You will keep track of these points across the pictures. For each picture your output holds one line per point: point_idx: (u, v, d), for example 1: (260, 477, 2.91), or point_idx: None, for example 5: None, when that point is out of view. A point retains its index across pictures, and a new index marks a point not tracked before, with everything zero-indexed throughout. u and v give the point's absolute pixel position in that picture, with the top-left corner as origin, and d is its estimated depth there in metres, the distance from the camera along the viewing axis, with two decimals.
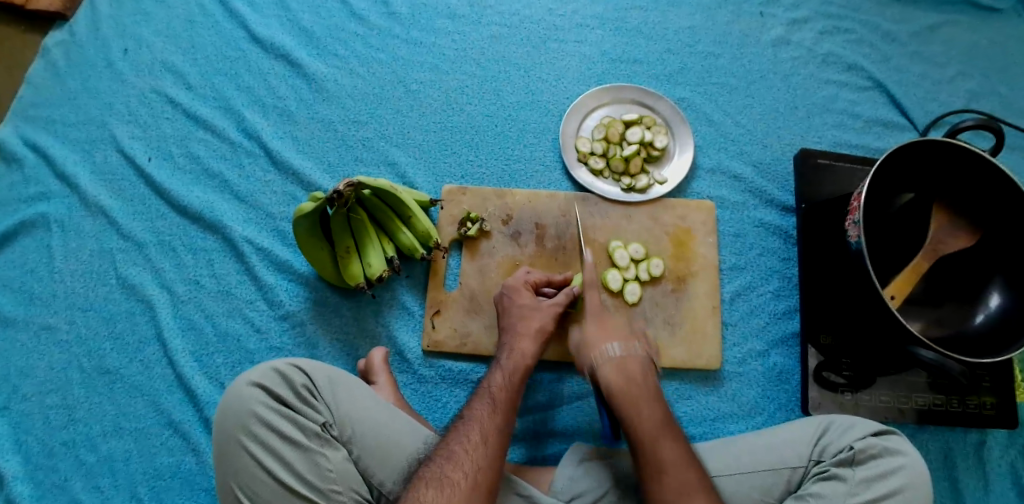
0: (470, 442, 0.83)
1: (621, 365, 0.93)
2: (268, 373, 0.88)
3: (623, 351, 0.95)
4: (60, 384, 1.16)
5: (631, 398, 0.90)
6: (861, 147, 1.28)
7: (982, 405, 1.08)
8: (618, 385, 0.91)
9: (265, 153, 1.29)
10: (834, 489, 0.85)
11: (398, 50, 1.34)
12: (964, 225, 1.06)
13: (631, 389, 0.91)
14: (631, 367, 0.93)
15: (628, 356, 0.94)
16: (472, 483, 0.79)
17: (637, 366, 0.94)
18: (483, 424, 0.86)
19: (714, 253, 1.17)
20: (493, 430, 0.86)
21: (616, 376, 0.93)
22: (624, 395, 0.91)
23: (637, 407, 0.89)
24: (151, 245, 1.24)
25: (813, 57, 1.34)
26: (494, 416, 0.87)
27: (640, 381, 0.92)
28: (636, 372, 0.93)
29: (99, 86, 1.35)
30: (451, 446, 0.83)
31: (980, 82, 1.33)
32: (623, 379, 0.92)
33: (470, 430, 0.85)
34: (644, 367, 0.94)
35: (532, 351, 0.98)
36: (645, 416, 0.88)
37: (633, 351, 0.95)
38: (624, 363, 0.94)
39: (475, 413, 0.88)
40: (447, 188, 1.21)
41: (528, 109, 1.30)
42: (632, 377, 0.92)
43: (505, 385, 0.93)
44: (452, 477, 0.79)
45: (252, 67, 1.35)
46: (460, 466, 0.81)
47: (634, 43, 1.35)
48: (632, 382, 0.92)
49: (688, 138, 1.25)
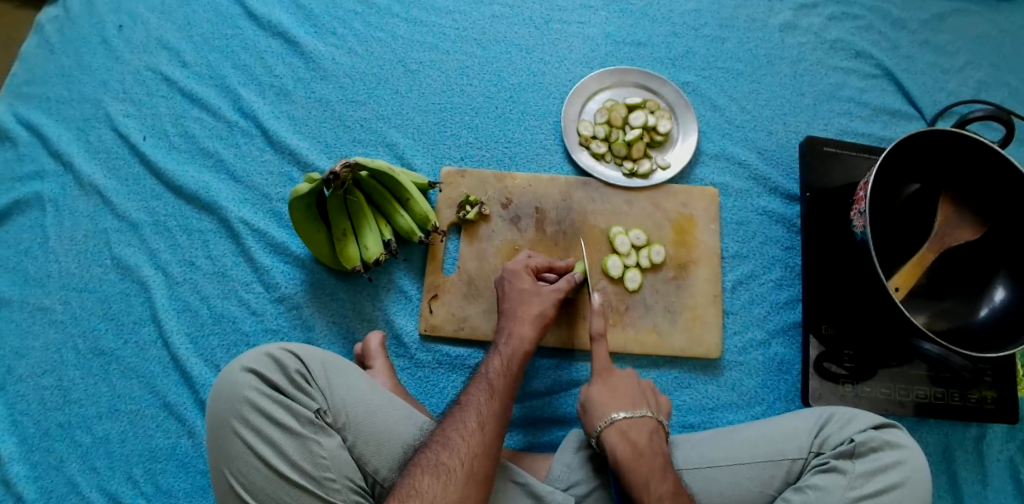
0: (466, 428, 0.82)
1: (626, 434, 0.87)
2: (262, 359, 0.88)
3: (628, 415, 0.88)
4: (55, 365, 1.15)
5: (638, 471, 0.83)
6: (868, 136, 1.26)
7: (983, 399, 1.07)
8: (624, 456, 0.84)
9: (262, 132, 1.26)
10: (834, 482, 0.84)
11: (397, 29, 1.32)
12: (971, 216, 1.04)
13: (638, 459, 0.84)
14: (637, 436, 0.87)
15: (632, 422, 0.88)
16: (468, 470, 0.78)
17: (643, 436, 0.87)
18: (480, 410, 0.85)
19: (716, 240, 1.15)
20: (490, 416, 0.84)
21: (621, 445, 0.85)
22: (629, 468, 0.83)
23: (646, 483, 0.82)
24: (146, 226, 1.22)
25: (821, 43, 1.31)
26: (491, 401, 0.86)
27: (649, 450, 0.85)
28: (642, 442, 0.86)
29: (94, 63, 1.33)
30: (447, 432, 0.82)
31: (989, 72, 1.30)
32: (630, 447, 0.85)
33: (467, 416, 0.84)
34: (652, 435, 0.88)
35: (530, 336, 0.97)
36: (653, 497, 0.81)
37: (639, 417, 0.88)
38: (628, 429, 0.87)
39: (472, 399, 0.87)
40: (447, 170, 1.19)
41: (530, 91, 1.28)
42: (638, 446, 0.85)
43: (502, 371, 0.91)
44: (448, 464, 0.78)
45: (249, 45, 1.33)
46: (456, 452, 0.80)
47: (638, 25, 1.32)
48: (639, 454, 0.85)
49: (692, 123, 1.22)
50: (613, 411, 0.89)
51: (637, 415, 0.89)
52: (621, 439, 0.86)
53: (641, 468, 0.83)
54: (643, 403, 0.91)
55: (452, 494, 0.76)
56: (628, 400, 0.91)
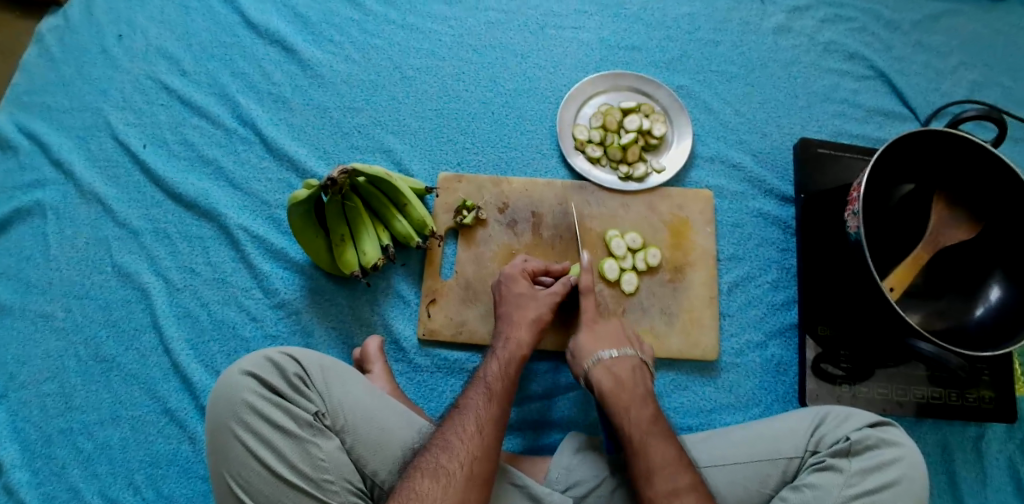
0: (465, 432, 0.83)
1: (610, 367, 0.95)
2: (261, 363, 0.88)
3: (614, 354, 0.96)
4: (56, 372, 1.16)
5: (620, 401, 0.90)
6: (862, 138, 1.26)
7: (980, 398, 1.07)
8: (607, 388, 0.92)
9: (260, 140, 1.27)
10: (831, 480, 0.84)
11: (394, 36, 1.33)
12: (965, 217, 1.05)
13: (621, 391, 0.91)
14: (620, 371, 0.94)
15: (616, 359, 0.96)
16: (467, 473, 0.79)
17: (626, 370, 0.94)
18: (478, 413, 0.86)
19: (712, 243, 1.16)
20: (489, 420, 0.85)
21: (606, 379, 0.93)
22: (612, 395, 0.91)
23: (626, 410, 0.89)
24: (146, 233, 1.23)
25: (815, 45, 1.32)
26: (490, 405, 0.87)
27: (630, 383, 0.93)
28: (626, 377, 0.94)
29: (94, 72, 1.34)
30: (446, 436, 0.83)
31: (983, 72, 1.31)
32: (613, 380, 0.93)
33: (466, 420, 0.85)
34: (635, 371, 0.95)
35: (528, 340, 0.98)
36: (632, 419, 0.88)
37: (623, 355, 0.96)
38: (612, 366, 0.95)
39: (471, 402, 0.88)
40: (444, 176, 1.20)
41: (526, 96, 1.28)
42: (621, 379, 0.93)
43: (501, 375, 0.92)
44: (448, 467, 0.79)
45: (247, 53, 1.34)
46: (456, 455, 0.80)
47: (633, 29, 1.33)
48: (622, 387, 0.92)
49: (687, 127, 1.23)
50: (599, 351, 0.97)
51: (622, 354, 0.97)
52: (607, 373, 0.94)
53: (623, 397, 0.91)
54: (627, 344, 0.99)
55: (451, 497, 0.77)
56: (614, 341, 0.99)
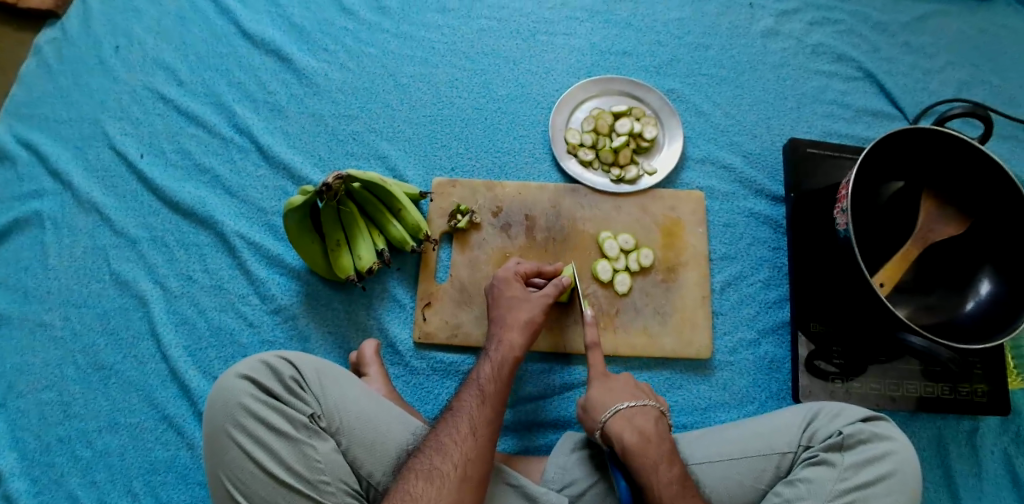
0: (459, 433, 0.84)
1: (632, 421, 0.92)
2: (257, 366, 0.89)
3: (632, 405, 0.94)
4: (55, 380, 1.17)
5: (647, 456, 0.87)
6: (851, 137, 1.28)
7: (974, 392, 1.08)
8: (632, 443, 0.89)
9: (256, 148, 1.29)
10: (824, 475, 0.85)
11: (388, 44, 1.35)
12: (955, 213, 1.06)
13: (647, 446, 0.89)
14: (643, 424, 0.92)
15: (637, 411, 0.93)
16: (461, 474, 0.80)
17: (648, 422, 0.92)
18: (472, 416, 0.86)
19: (704, 243, 1.17)
20: (483, 422, 0.86)
21: (629, 433, 0.90)
22: (637, 453, 0.88)
23: (655, 467, 0.86)
24: (144, 241, 1.25)
25: (803, 48, 1.34)
26: (483, 407, 0.87)
27: (655, 437, 0.90)
28: (649, 430, 0.91)
29: (92, 84, 1.36)
30: (440, 438, 0.84)
31: (970, 71, 1.33)
32: (637, 434, 0.90)
33: (459, 422, 0.85)
34: (657, 423, 0.93)
35: (521, 342, 0.98)
36: (659, 482, 0.85)
37: (641, 406, 0.94)
38: (634, 418, 0.92)
39: (464, 405, 0.88)
40: (438, 180, 1.22)
41: (518, 101, 1.30)
42: (645, 433, 0.90)
43: (494, 377, 0.92)
44: (442, 469, 0.80)
45: (243, 63, 1.36)
46: (450, 456, 0.81)
47: (623, 35, 1.35)
48: (647, 440, 0.89)
49: (677, 129, 1.25)
50: (617, 403, 0.95)
51: (641, 405, 0.95)
52: (629, 429, 0.91)
53: (649, 457, 0.87)
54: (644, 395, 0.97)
55: (445, 498, 0.78)
56: (629, 392, 0.97)
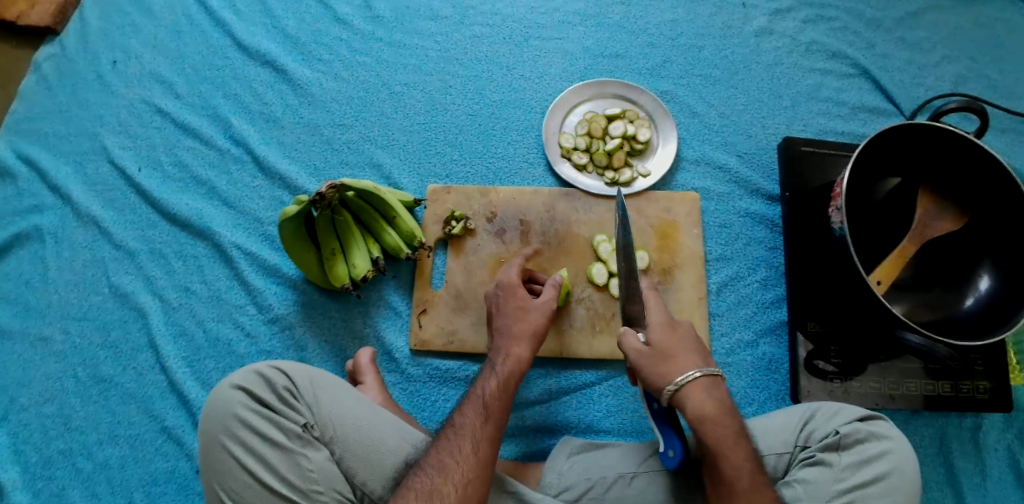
0: (461, 453, 0.83)
1: (708, 391, 0.84)
2: (250, 376, 0.90)
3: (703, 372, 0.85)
4: (56, 394, 1.17)
5: (724, 431, 0.82)
6: (847, 135, 1.27)
7: (976, 389, 1.07)
8: (710, 416, 0.82)
9: (252, 159, 1.29)
10: (821, 475, 0.85)
11: (381, 53, 1.35)
12: (952, 209, 1.05)
13: (724, 420, 0.83)
14: (717, 395, 0.85)
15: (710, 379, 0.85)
16: (462, 495, 0.80)
17: (721, 393, 0.85)
18: (475, 434, 0.85)
19: (700, 244, 1.17)
20: (485, 441, 0.85)
21: (705, 403, 0.83)
22: (714, 425, 0.82)
23: (733, 444, 0.82)
24: (142, 253, 1.25)
25: (797, 46, 1.33)
26: (486, 425, 0.86)
27: (728, 408, 0.84)
28: (723, 400, 0.85)
29: (90, 99, 1.37)
30: (441, 457, 0.83)
31: (967, 65, 1.32)
32: (714, 407, 0.83)
33: (462, 441, 0.85)
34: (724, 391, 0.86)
35: (526, 355, 0.97)
36: (737, 462, 0.81)
37: (716, 375, 0.85)
38: (709, 389, 0.84)
39: (466, 421, 0.87)
40: (432, 187, 1.22)
41: (511, 107, 1.30)
42: (720, 405, 0.84)
43: (498, 391, 0.91)
44: (443, 490, 0.80)
45: (239, 75, 1.36)
46: (451, 478, 0.81)
47: (615, 37, 1.35)
48: (722, 414, 0.83)
49: (671, 131, 1.24)
50: (689, 370, 0.85)
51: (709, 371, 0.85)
52: (704, 400, 0.83)
53: (724, 433, 0.82)
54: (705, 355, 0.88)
55: None
56: (699, 353, 0.87)
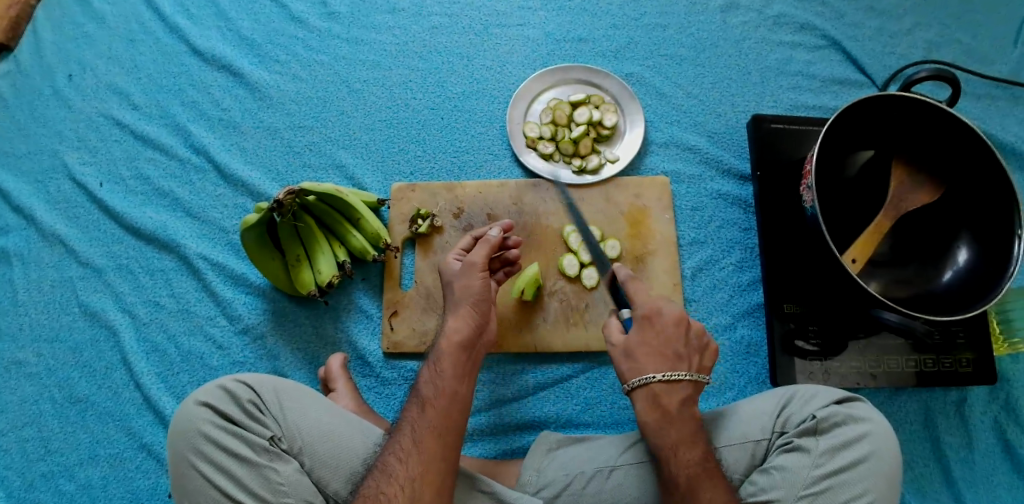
0: (402, 450, 0.82)
1: (659, 397, 0.86)
2: (214, 391, 0.88)
3: (661, 378, 0.86)
4: (34, 417, 1.16)
5: (667, 438, 0.84)
6: (818, 108, 1.24)
7: (958, 362, 1.05)
8: (653, 421, 0.85)
9: (214, 167, 1.27)
10: (798, 462, 0.83)
11: (339, 50, 1.32)
12: (926, 179, 1.02)
13: (668, 427, 0.85)
14: (668, 402, 0.86)
15: (665, 386, 0.86)
16: (410, 493, 0.79)
17: (674, 400, 0.86)
18: (413, 427, 0.84)
19: (671, 229, 1.15)
20: (425, 431, 0.83)
21: (646, 406, 0.86)
22: (658, 434, 0.85)
23: (675, 449, 0.84)
24: (109, 270, 1.23)
25: (764, 20, 1.30)
26: (423, 415, 0.85)
27: (678, 416, 0.85)
28: (671, 407, 0.86)
29: (47, 114, 1.33)
30: (385, 458, 0.82)
31: (939, 31, 1.28)
32: (659, 414, 0.85)
33: (401, 438, 0.84)
34: (685, 398, 0.87)
35: (460, 327, 0.93)
36: (678, 468, 0.83)
37: (674, 380, 0.86)
38: (660, 395, 0.86)
39: (408, 417, 0.86)
40: (397, 186, 1.20)
41: (474, 98, 1.28)
42: (666, 412, 0.85)
43: (432, 378, 0.89)
44: (389, 491, 0.79)
45: (196, 81, 1.33)
46: (395, 478, 0.80)
47: (578, 21, 1.31)
48: (668, 421, 0.85)
49: (638, 114, 1.22)
50: (646, 374, 0.86)
51: (667, 378, 0.86)
52: (647, 406, 0.86)
53: (666, 440, 0.84)
54: (673, 360, 0.87)
55: None
56: (665, 358, 0.87)
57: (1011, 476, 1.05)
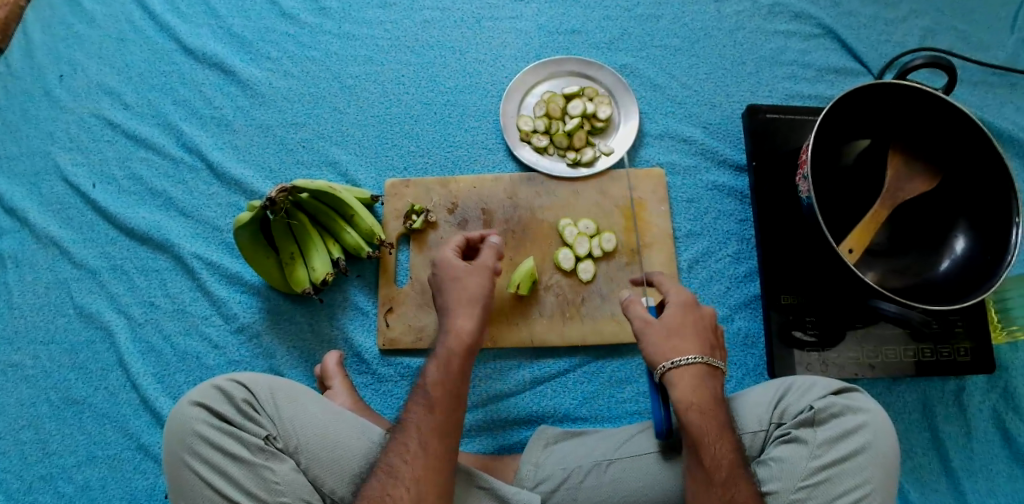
0: (409, 452, 0.82)
1: (703, 382, 0.83)
2: (208, 391, 0.87)
3: (707, 364, 0.84)
4: (31, 420, 1.16)
5: (711, 424, 0.81)
6: (813, 97, 1.24)
7: (956, 351, 1.04)
8: (701, 405, 0.81)
9: (207, 166, 1.26)
10: (796, 453, 0.83)
11: (331, 46, 1.31)
12: (923, 168, 1.02)
13: (712, 413, 0.81)
14: (711, 388, 0.84)
15: (710, 372, 0.84)
16: (416, 496, 0.79)
17: (714, 386, 0.84)
18: (419, 428, 0.83)
19: (667, 222, 1.15)
20: (431, 434, 0.83)
21: (693, 389, 0.82)
22: (705, 417, 0.81)
23: (717, 436, 0.80)
24: (103, 271, 1.22)
25: (758, 9, 1.29)
26: (432, 418, 0.84)
27: (719, 403, 0.83)
28: (714, 393, 0.83)
29: (38, 115, 1.32)
30: (390, 459, 0.81)
31: (935, 18, 1.27)
32: (706, 398, 0.82)
33: (407, 439, 0.83)
34: (720, 387, 0.85)
35: (469, 329, 0.92)
36: (721, 455, 0.79)
37: (717, 368, 0.85)
38: (706, 380, 0.83)
39: (413, 418, 0.85)
40: (391, 182, 1.19)
41: (467, 92, 1.27)
42: (711, 397, 0.83)
43: (441, 379, 0.88)
44: (394, 494, 0.78)
45: (187, 80, 1.32)
46: (401, 480, 0.79)
47: (570, 13, 1.30)
48: (712, 406, 0.82)
49: (632, 106, 1.21)
50: (689, 356, 0.83)
51: (713, 363, 0.84)
52: (693, 387, 0.82)
53: (710, 425, 0.81)
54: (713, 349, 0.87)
55: None
56: (705, 342, 0.86)
57: (1010, 464, 1.05)
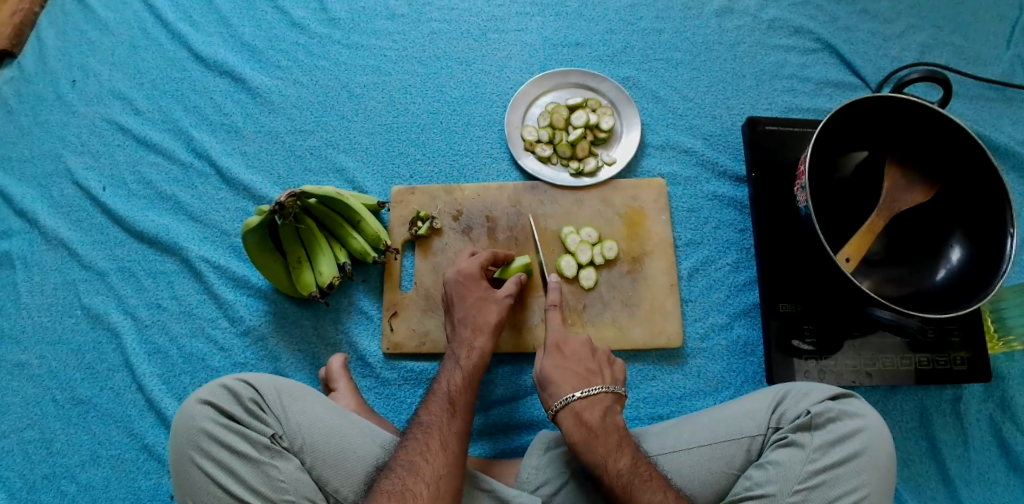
0: (430, 451, 0.84)
1: (581, 414, 0.91)
2: (216, 389, 0.88)
3: (583, 394, 0.93)
4: (36, 418, 1.17)
5: (594, 448, 0.88)
6: (812, 111, 1.26)
7: (953, 360, 1.06)
8: (579, 436, 0.89)
9: (216, 171, 1.28)
10: (793, 457, 0.84)
11: (340, 56, 1.34)
12: (919, 179, 1.04)
13: (592, 437, 0.89)
14: (591, 416, 0.91)
15: (587, 400, 0.92)
16: (435, 492, 0.81)
17: (596, 413, 0.91)
18: (443, 430, 0.87)
19: (668, 230, 1.17)
20: (453, 435, 0.87)
21: (573, 423, 0.91)
22: (586, 446, 0.88)
23: (603, 459, 0.87)
24: (111, 273, 1.24)
25: (759, 24, 1.32)
26: (454, 420, 0.89)
27: (602, 427, 0.90)
28: (594, 421, 0.90)
29: (50, 119, 1.35)
30: (413, 458, 0.83)
31: (932, 34, 1.30)
32: (584, 428, 0.90)
33: (429, 439, 0.86)
34: (608, 410, 0.92)
35: (488, 347, 1.00)
36: (613, 472, 0.85)
37: (593, 395, 0.93)
38: (582, 409, 0.92)
39: (433, 420, 0.88)
40: (397, 189, 1.21)
41: (473, 102, 1.29)
42: (591, 427, 0.90)
43: (463, 386, 0.94)
44: (415, 489, 0.80)
45: (198, 86, 1.35)
46: (421, 476, 0.81)
47: (574, 26, 1.33)
48: (592, 432, 0.89)
49: (635, 117, 1.24)
50: (565, 393, 0.94)
51: (588, 392, 0.93)
52: (570, 423, 0.91)
53: (599, 447, 0.88)
54: (590, 377, 0.96)
55: None
56: (580, 377, 0.96)
57: (1007, 474, 1.06)
